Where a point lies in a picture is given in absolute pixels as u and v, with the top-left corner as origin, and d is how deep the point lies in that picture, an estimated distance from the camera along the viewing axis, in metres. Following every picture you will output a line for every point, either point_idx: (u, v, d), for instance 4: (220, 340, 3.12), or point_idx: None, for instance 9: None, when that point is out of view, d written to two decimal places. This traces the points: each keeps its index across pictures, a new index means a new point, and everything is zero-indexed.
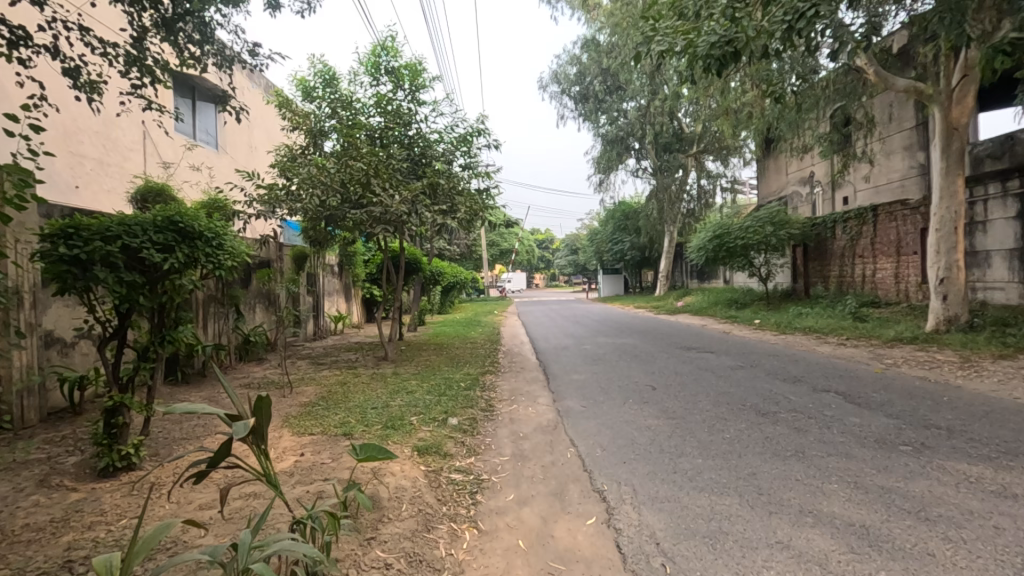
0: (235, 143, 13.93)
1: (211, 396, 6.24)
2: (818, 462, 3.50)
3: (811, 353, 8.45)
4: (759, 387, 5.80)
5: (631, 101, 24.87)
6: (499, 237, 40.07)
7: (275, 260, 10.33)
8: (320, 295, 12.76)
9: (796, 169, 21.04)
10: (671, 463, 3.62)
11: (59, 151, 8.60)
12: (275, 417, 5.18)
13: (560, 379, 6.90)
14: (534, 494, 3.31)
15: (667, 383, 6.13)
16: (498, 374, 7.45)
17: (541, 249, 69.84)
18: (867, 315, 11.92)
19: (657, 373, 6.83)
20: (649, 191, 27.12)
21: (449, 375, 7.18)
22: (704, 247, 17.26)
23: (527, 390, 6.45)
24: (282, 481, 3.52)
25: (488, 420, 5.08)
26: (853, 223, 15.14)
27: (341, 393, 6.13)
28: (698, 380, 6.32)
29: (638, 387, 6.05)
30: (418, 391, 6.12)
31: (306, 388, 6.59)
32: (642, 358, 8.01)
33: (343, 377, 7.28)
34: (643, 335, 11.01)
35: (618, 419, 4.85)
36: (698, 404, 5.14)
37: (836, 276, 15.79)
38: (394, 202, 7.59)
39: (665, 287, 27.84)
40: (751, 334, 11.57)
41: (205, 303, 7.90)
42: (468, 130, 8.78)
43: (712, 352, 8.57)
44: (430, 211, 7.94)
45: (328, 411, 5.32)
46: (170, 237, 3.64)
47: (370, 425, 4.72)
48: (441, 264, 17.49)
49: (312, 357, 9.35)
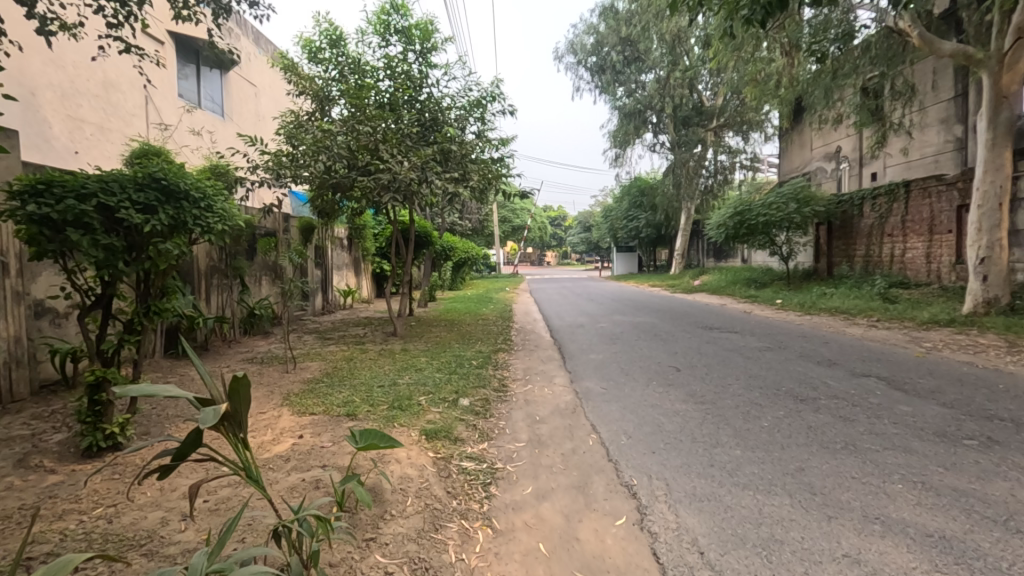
0: (241, 111, 13.54)
1: (212, 371, 5.98)
2: (873, 458, 3.11)
3: (841, 335, 8.00)
4: (793, 371, 5.39)
5: (650, 72, 24.01)
6: (511, 213, 39.55)
7: (282, 232, 10.00)
8: (328, 269, 12.46)
9: (821, 144, 20.25)
10: (707, 455, 3.25)
11: (57, 115, 8.26)
12: (275, 395, 4.88)
13: (577, 359, 6.53)
14: (554, 488, 2.97)
15: (693, 365, 5.74)
16: (511, 353, 7.11)
17: (554, 227, 69.12)
18: (897, 296, 11.39)
19: (680, 353, 6.44)
20: (666, 166, 26.39)
21: (460, 352, 6.84)
22: (724, 224, 16.67)
23: (542, 369, 6.10)
24: (276, 467, 3.21)
25: (502, 401, 4.75)
26: (882, 200, 14.47)
27: (346, 370, 5.82)
28: (725, 361, 5.92)
29: (661, 368, 5.66)
30: (427, 369, 5.79)
31: (311, 364, 6.29)
32: (663, 338, 7.61)
33: (349, 353, 6.97)
34: (661, 314, 10.61)
35: (642, 403, 4.49)
36: (729, 388, 4.75)
37: (862, 256, 15.19)
38: (403, 169, 7.14)
39: (680, 266, 27.28)
40: (774, 314, 11.12)
41: (208, 275, 7.61)
42: (481, 94, 8.30)
43: (736, 332, 8.16)
44: (441, 178, 7.44)
45: (332, 389, 5.01)
46: (153, 195, 3.28)
47: (376, 405, 4.39)
48: (452, 239, 17.06)
49: (319, 333, 9.07)
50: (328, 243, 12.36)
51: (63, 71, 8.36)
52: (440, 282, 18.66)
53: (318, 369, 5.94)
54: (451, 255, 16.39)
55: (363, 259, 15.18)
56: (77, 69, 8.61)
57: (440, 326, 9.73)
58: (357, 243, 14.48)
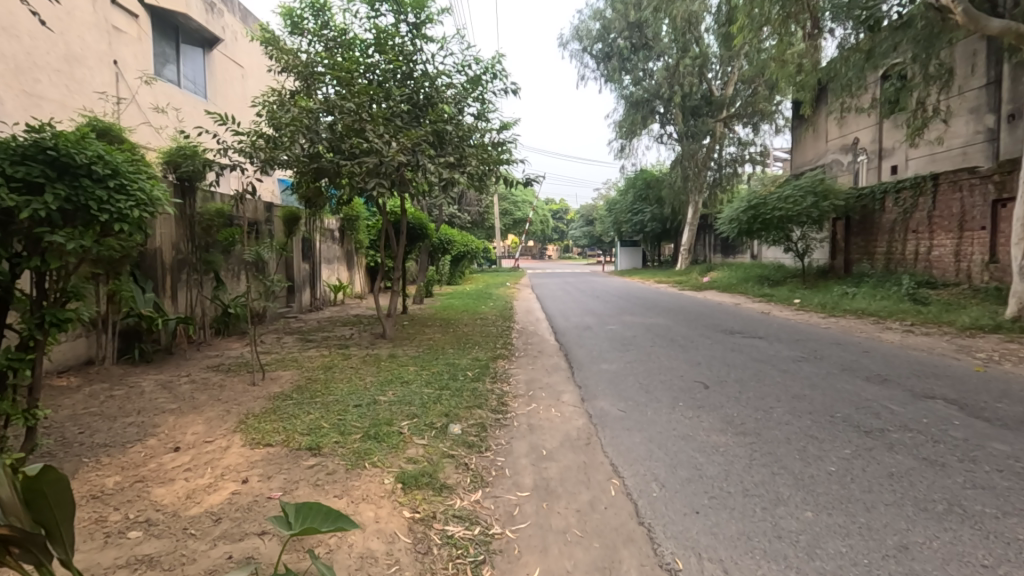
0: (225, 94, 12.70)
1: (167, 381, 5.19)
2: (995, 528, 2.33)
3: (879, 342, 7.21)
4: (842, 390, 4.60)
5: (659, 59, 23.05)
6: (512, 206, 38.66)
7: (263, 223, 9.18)
8: (317, 263, 11.65)
9: (837, 136, 19.39)
10: (770, 520, 2.46)
11: (11, 91, 7.43)
12: (230, 417, 4.09)
13: (587, 369, 5.73)
14: (570, 570, 2.19)
15: (723, 381, 4.95)
16: (512, 360, 6.32)
17: (555, 220, 68.23)
18: (927, 297, 10.59)
19: (705, 365, 5.64)
20: (673, 158, 25.49)
21: (454, 360, 6.05)
22: (737, 218, 15.81)
23: (547, 382, 5.31)
24: (201, 530, 2.42)
25: (501, 427, 3.96)
26: (906, 194, 13.64)
27: (321, 383, 5.03)
28: (758, 375, 5.13)
29: (687, 385, 4.86)
30: (415, 383, 4.99)
31: (283, 374, 5.50)
32: (681, 345, 6.82)
33: (329, 360, 6.18)
34: (673, 315, 9.83)
35: (671, 433, 3.69)
36: (774, 414, 3.96)
37: (883, 253, 14.38)
38: (391, 151, 6.31)
39: (686, 262, 26.46)
40: (795, 315, 10.32)
41: (174, 270, 6.85)
42: (480, 71, 7.45)
43: (760, 338, 7.36)
44: (434, 163, 6.62)
45: (299, 408, 4.22)
46: (38, 170, 2.62)
47: (347, 435, 3.60)
48: (450, 231, 16.20)
49: (302, 333, 8.30)
50: (317, 234, 11.56)
51: (18, 41, 7.51)
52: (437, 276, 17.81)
53: (290, 380, 5.16)
54: (448, 248, 15.53)
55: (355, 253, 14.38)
56: (34, 40, 7.77)
57: (434, 326, 8.96)
58: (349, 234, 13.66)
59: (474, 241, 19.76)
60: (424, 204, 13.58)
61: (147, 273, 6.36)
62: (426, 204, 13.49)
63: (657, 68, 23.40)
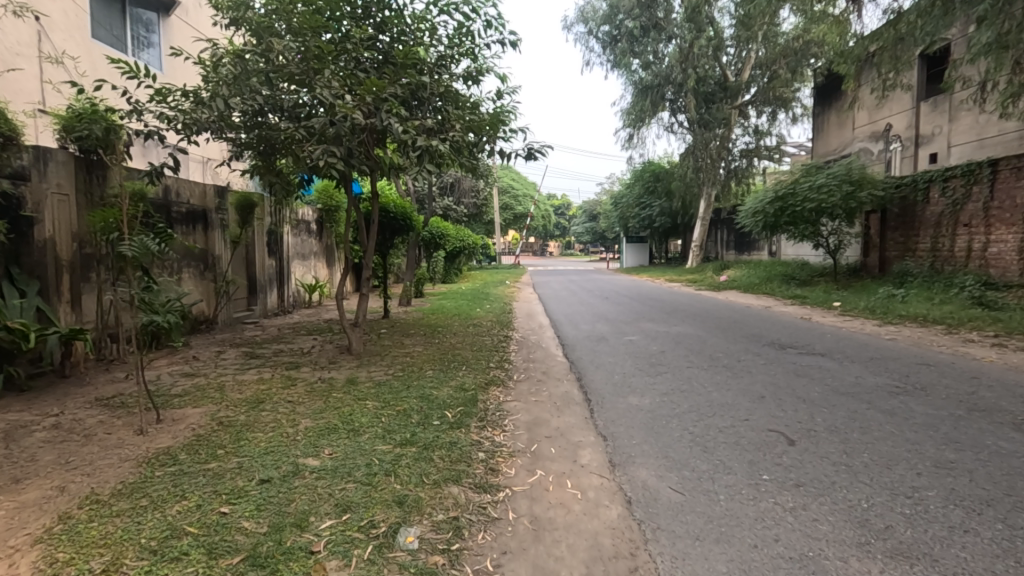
0: (183, 68, 11.16)
1: (20, 425, 3.66)
2: None
3: (974, 361, 5.69)
4: (1000, 450, 3.08)
5: (670, 41, 21.44)
6: (513, 200, 37.09)
7: (210, 213, 7.75)
8: (285, 259, 10.09)
9: (867, 123, 17.79)
10: None
11: None
12: (55, 505, 2.55)
13: (611, 407, 4.18)
14: None
15: (811, 430, 3.44)
16: (509, 390, 4.81)
17: (557, 215, 66.53)
18: (994, 300, 9.08)
19: (773, 400, 4.12)
20: (684, 148, 23.92)
21: (429, 390, 4.51)
22: (761, 211, 14.20)
23: (558, 428, 3.78)
24: None
25: (487, 526, 2.45)
26: (956, 183, 12.08)
27: (233, 432, 3.48)
28: (858, 421, 3.61)
29: (761, 438, 3.35)
30: (366, 434, 3.44)
31: (190, 411, 3.96)
32: (725, 366, 5.31)
33: (265, 388, 4.63)
34: (700, 322, 8.31)
35: (773, 548, 2.18)
36: (931, 506, 2.45)
37: (927, 249, 12.83)
38: (342, 104, 4.40)
39: (697, 259, 24.91)
40: (842, 322, 8.80)
41: (73, 268, 5.31)
42: (468, 16, 5.83)
43: (822, 355, 5.85)
44: (404, 125, 4.71)
45: (169, 491, 2.64)
46: None
47: (217, 563, 2.05)
48: (443, 224, 14.65)
49: (251, 345, 6.76)
50: (285, 225, 10.05)
51: None
52: (429, 273, 16.23)
53: (190, 428, 3.58)
54: (441, 242, 13.97)
55: (336, 248, 12.85)
56: None
57: (418, 336, 7.39)
58: (326, 227, 12.24)
59: (470, 235, 18.24)
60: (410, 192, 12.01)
61: (31, 271, 4.87)
62: (412, 192, 11.93)
63: (668, 50, 21.80)
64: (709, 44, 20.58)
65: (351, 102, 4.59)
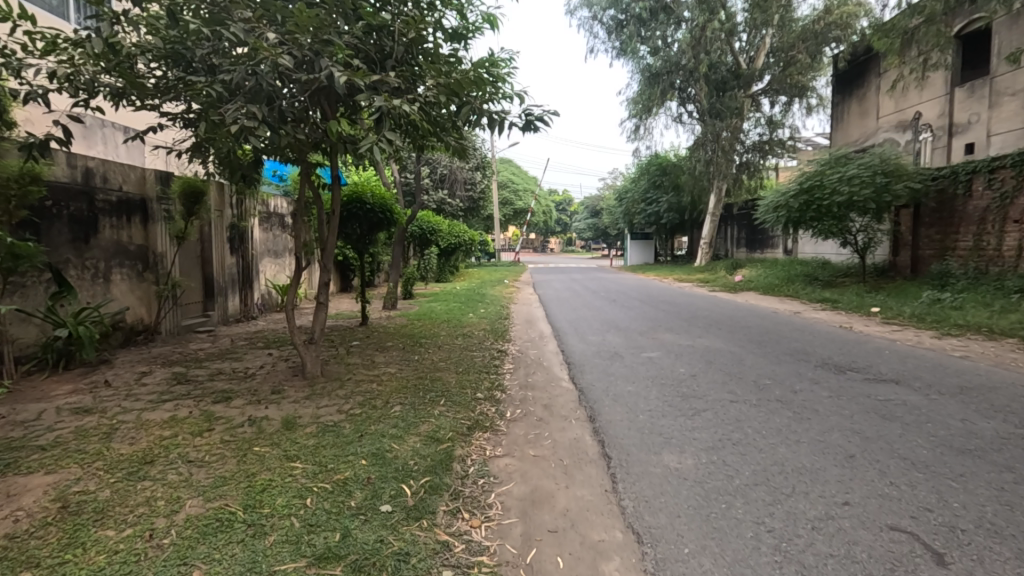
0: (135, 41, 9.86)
1: None
2: None
3: None
4: None
5: (680, 25, 20.16)
6: (512, 195, 35.88)
7: (150, 201, 6.54)
8: (251, 257, 8.86)
9: (892, 111, 16.56)
10: None
11: None
12: None
13: (640, 471, 2.98)
14: None
15: (955, 530, 2.25)
16: (500, 437, 3.62)
17: (558, 211, 65.19)
18: None
19: (870, 465, 2.92)
20: (693, 140, 22.67)
21: (390, 441, 3.31)
22: (783, 206, 12.93)
23: (567, 515, 2.58)
24: None
25: None
26: (1004, 174, 10.82)
27: (71, 530, 2.28)
28: (1018, 511, 2.41)
29: (882, 546, 2.16)
30: (275, 535, 2.25)
31: (41, 480, 2.78)
32: (780, 401, 4.10)
33: (171, 435, 3.44)
34: (727, 333, 7.12)
35: None
36: None
37: (969, 248, 11.59)
38: (258, 38, 3.15)
39: (706, 257, 23.70)
40: (891, 333, 7.57)
41: None
42: None
43: (895, 382, 4.66)
44: (347, 70, 3.42)
45: None
46: None
47: None
48: (434, 218, 13.46)
49: (188, 363, 5.56)
50: (251, 218, 8.83)
51: None
52: (421, 272, 15.01)
53: (14, 517, 2.39)
54: (432, 238, 12.79)
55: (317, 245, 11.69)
56: None
57: (394, 351, 6.22)
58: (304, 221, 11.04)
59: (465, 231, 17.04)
60: (394, 180, 10.79)
61: None
62: (397, 180, 10.73)
63: (678, 35, 20.48)
64: (723, 27, 19.23)
65: (279, 44, 3.34)
